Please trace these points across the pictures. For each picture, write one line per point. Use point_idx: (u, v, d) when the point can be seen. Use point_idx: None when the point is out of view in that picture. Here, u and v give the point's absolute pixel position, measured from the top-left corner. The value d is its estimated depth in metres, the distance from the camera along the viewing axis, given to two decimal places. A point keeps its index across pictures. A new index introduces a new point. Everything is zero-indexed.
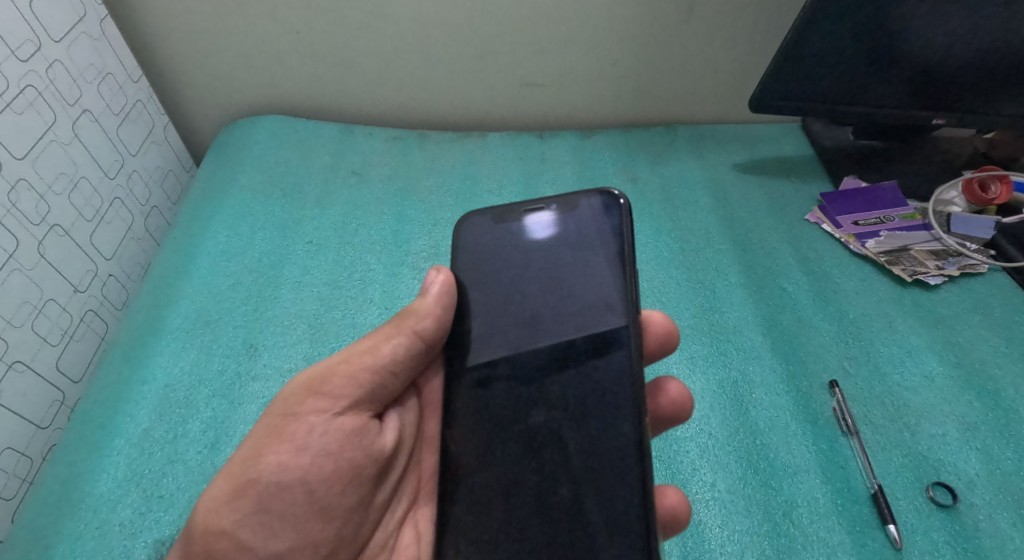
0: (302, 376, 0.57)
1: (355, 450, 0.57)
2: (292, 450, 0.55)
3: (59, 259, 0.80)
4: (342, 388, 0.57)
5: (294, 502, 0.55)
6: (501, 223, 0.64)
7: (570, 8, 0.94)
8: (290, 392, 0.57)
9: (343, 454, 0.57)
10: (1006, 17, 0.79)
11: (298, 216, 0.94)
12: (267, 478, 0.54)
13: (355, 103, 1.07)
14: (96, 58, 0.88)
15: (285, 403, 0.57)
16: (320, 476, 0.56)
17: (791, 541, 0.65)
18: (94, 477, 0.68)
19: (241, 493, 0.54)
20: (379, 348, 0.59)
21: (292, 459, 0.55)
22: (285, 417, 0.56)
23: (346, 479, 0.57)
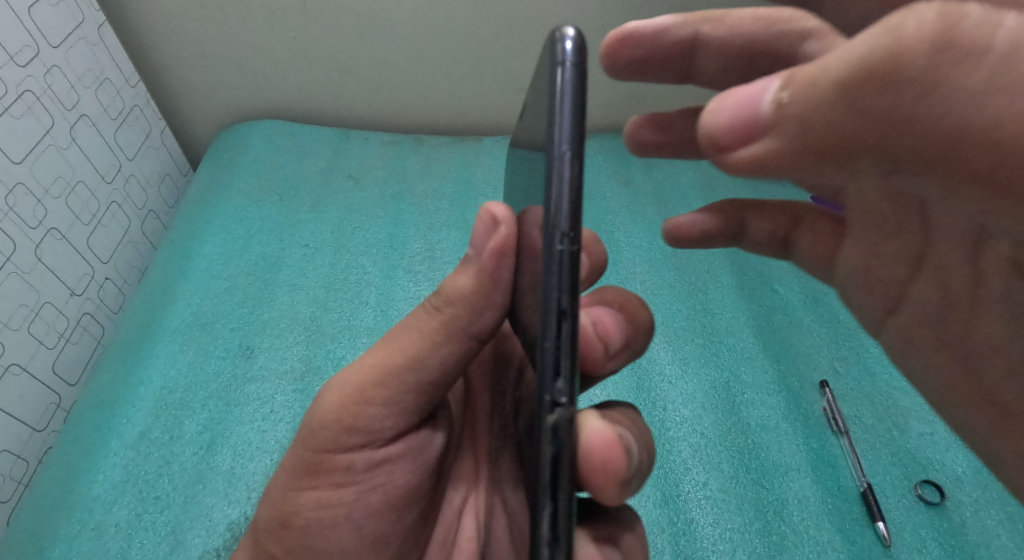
0: (333, 395, 0.48)
1: (408, 475, 0.50)
2: (336, 484, 0.48)
3: (55, 263, 0.81)
4: (384, 411, 0.48)
5: (342, 541, 0.48)
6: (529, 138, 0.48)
7: (563, 15, 0.96)
8: (319, 421, 0.48)
9: (393, 483, 0.49)
10: None
11: (294, 219, 0.94)
12: (309, 513, 0.48)
13: (351, 107, 1.08)
14: (94, 63, 0.89)
15: (314, 437, 0.48)
16: (365, 511, 0.49)
17: (781, 540, 0.66)
18: (91, 478, 0.69)
19: (285, 525, 0.48)
20: (424, 356, 0.47)
21: (334, 495, 0.48)
22: (318, 453, 0.48)
23: (397, 510, 0.50)
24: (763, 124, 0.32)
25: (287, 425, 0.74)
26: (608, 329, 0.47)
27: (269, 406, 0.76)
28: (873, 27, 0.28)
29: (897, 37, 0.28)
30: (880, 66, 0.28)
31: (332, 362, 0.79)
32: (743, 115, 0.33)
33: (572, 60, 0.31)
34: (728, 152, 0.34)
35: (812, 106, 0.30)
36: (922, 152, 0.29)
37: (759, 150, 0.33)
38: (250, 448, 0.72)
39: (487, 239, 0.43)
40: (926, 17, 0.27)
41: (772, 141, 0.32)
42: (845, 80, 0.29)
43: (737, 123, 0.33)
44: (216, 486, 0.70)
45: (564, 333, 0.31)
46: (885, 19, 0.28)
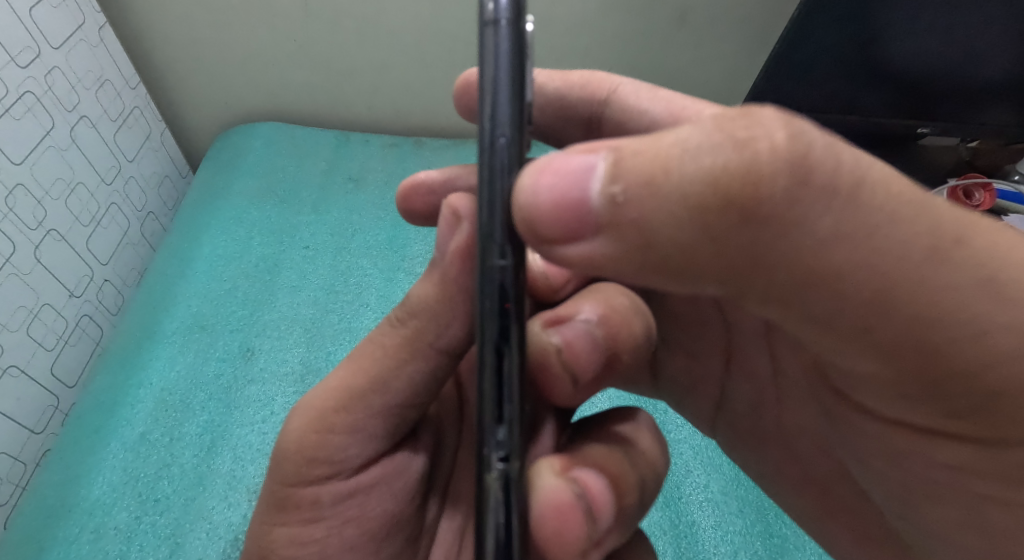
0: (297, 422, 0.47)
1: (384, 504, 0.49)
2: (306, 520, 0.47)
3: (54, 264, 0.80)
4: (345, 441, 0.47)
5: None
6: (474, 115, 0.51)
7: (565, 20, 0.96)
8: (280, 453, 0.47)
9: (367, 515, 0.49)
10: (990, 29, 0.81)
11: (294, 221, 0.94)
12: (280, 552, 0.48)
13: (351, 109, 1.08)
14: (94, 65, 0.89)
15: (280, 472, 0.47)
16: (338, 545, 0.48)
17: (783, 541, 0.67)
18: (89, 481, 0.69)
19: None
20: (389, 383, 0.46)
21: (304, 531, 0.48)
22: (285, 488, 0.47)
23: (379, 537, 0.50)
24: (594, 218, 0.31)
25: None
26: (579, 354, 0.47)
27: (269, 408, 0.75)
28: (721, 136, 0.29)
29: (751, 159, 0.29)
30: (734, 192, 0.29)
31: (332, 364, 0.79)
32: (568, 197, 0.31)
33: (506, 18, 0.32)
34: (555, 247, 0.33)
35: (653, 212, 0.30)
36: (785, 273, 0.31)
37: (593, 248, 0.32)
38: (250, 450, 0.72)
39: (451, 235, 0.42)
40: (778, 141, 0.29)
41: (607, 241, 0.32)
42: (689, 201, 0.30)
43: (561, 208, 0.32)
44: (217, 488, 0.70)
45: (504, 352, 0.34)
46: (733, 125, 0.29)
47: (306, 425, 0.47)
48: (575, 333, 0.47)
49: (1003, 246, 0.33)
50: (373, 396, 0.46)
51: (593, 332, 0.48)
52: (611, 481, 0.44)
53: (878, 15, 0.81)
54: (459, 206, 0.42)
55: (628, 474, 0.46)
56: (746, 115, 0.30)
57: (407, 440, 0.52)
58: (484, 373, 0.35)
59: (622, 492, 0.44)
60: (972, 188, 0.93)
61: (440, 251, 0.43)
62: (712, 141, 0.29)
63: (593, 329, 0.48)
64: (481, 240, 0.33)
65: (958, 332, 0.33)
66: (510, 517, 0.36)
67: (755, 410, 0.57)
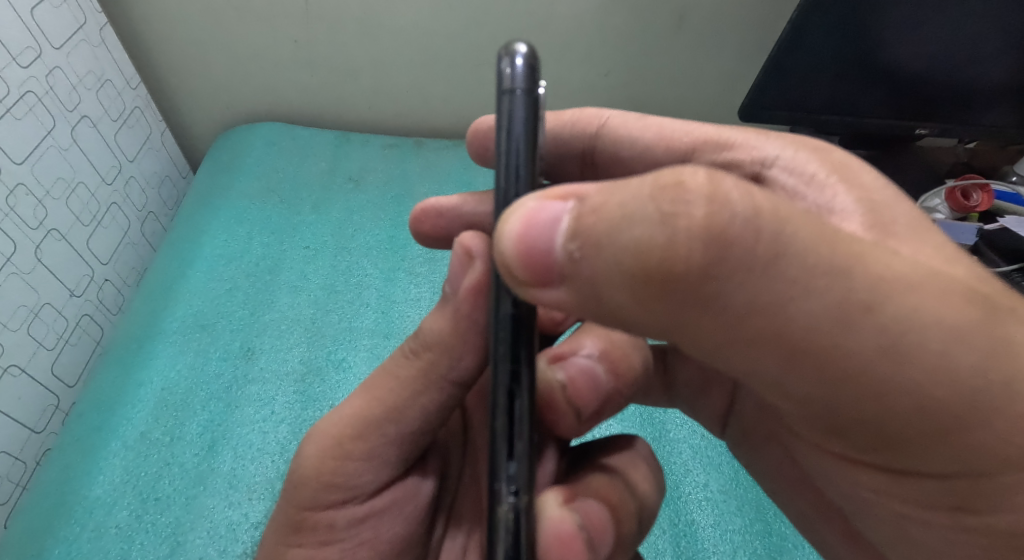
0: (314, 447, 0.49)
1: (396, 524, 0.51)
2: (322, 540, 0.50)
3: (55, 264, 0.80)
4: (360, 468, 0.49)
5: None
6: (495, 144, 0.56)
7: (564, 19, 0.96)
8: (298, 476, 0.49)
9: (380, 537, 0.51)
10: (988, 27, 0.81)
11: (294, 221, 0.95)
12: None
13: (351, 109, 1.09)
14: (95, 65, 0.89)
15: (296, 494, 0.49)
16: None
17: (782, 540, 0.67)
18: (90, 480, 0.69)
19: None
20: (404, 412, 0.48)
21: (320, 551, 0.50)
22: (301, 509, 0.49)
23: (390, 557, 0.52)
24: (556, 269, 0.35)
25: (288, 426, 0.74)
26: (583, 390, 0.55)
27: (269, 407, 0.76)
28: (651, 209, 0.32)
29: (672, 234, 0.32)
30: (661, 265, 0.32)
31: (333, 364, 0.80)
32: (535, 248, 0.35)
33: (521, 88, 0.37)
34: (526, 290, 0.36)
35: (602, 270, 0.34)
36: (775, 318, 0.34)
37: (559, 294, 0.36)
38: (251, 450, 0.72)
39: (463, 272, 0.45)
40: (696, 218, 0.32)
41: (568, 290, 0.35)
42: (627, 267, 0.33)
43: (529, 259, 0.35)
44: (217, 487, 0.70)
45: (516, 395, 0.40)
46: (662, 197, 0.32)
47: (323, 450, 0.49)
48: (580, 373, 0.55)
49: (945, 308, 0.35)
50: (388, 424, 0.48)
51: (596, 371, 0.56)
52: (612, 510, 0.49)
53: (875, 14, 0.82)
54: (472, 245, 0.45)
55: (626, 504, 0.50)
56: (675, 182, 0.32)
57: (416, 464, 0.54)
58: (498, 413, 0.40)
59: (620, 518, 0.49)
60: (971, 189, 0.93)
61: (451, 287, 0.45)
62: (642, 212, 0.32)
63: (595, 369, 0.56)
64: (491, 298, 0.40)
65: (943, 358, 0.35)
66: (519, 539, 0.41)
67: (755, 410, 0.57)
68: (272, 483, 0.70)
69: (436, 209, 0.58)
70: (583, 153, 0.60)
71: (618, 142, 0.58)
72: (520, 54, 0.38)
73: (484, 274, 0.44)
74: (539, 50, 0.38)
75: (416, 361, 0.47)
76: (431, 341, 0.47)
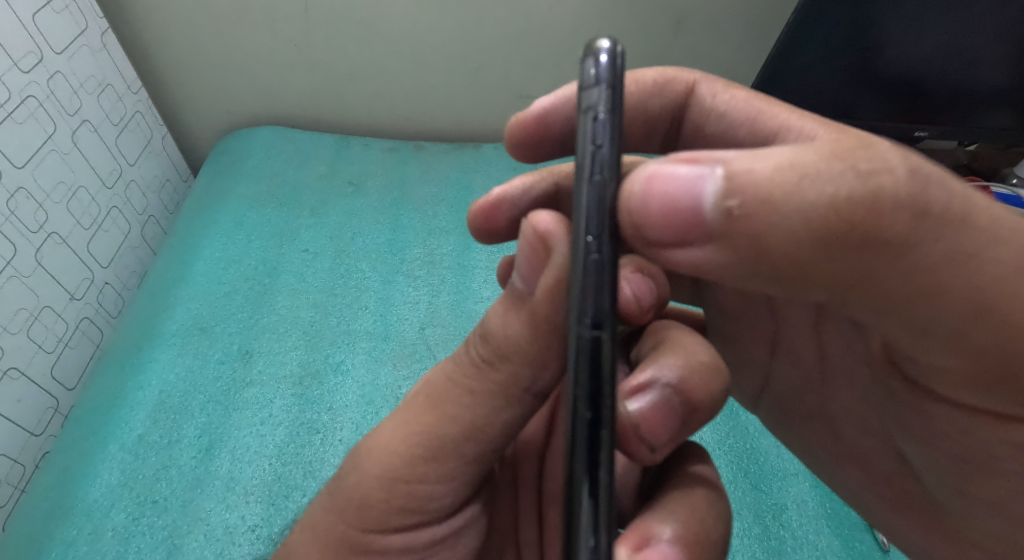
0: None
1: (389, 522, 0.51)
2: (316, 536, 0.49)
3: (56, 267, 0.81)
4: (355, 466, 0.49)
5: None
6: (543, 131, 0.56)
7: (563, 23, 0.96)
8: None
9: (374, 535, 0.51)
10: (994, 30, 0.81)
11: (294, 224, 0.95)
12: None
13: (352, 114, 1.09)
14: (96, 69, 0.90)
15: None
16: None
17: (781, 544, 0.68)
18: (87, 482, 0.69)
19: None
20: (404, 412, 0.49)
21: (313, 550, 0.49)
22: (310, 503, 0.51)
23: None
24: (707, 226, 0.37)
25: (286, 428, 0.74)
26: (658, 424, 0.47)
27: (267, 410, 0.76)
28: (847, 170, 0.35)
29: (877, 191, 0.35)
30: (858, 215, 0.35)
31: (330, 367, 0.80)
32: (679, 205, 0.37)
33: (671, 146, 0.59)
34: (666, 249, 0.39)
35: (765, 224, 0.36)
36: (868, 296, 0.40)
37: (703, 253, 0.38)
38: (248, 452, 0.72)
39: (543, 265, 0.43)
40: (900, 175, 0.35)
41: (717, 247, 0.37)
42: (814, 217, 0.35)
43: (671, 214, 0.37)
44: (215, 490, 0.70)
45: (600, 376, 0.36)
46: (856, 159, 0.35)
47: None
48: (643, 376, 0.48)
49: None
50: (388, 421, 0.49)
51: (670, 395, 0.47)
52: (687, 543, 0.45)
53: (875, 17, 0.81)
54: (546, 232, 0.42)
55: (702, 525, 0.47)
56: (866, 147, 0.36)
57: None
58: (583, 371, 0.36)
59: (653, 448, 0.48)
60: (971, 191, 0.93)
61: (528, 286, 0.44)
62: (833, 170, 0.35)
63: (668, 391, 0.47)
64: (576, 244, 0.36)
65: None
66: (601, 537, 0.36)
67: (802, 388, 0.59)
68: (271, 486, 0.70)
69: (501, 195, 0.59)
70: (671, 124, 0.58)
71: (703, 112, 0.55)
72: (605, 50, 0.37)
73: (559, 268, 0.41)
74: (622, 46, 0.38)
75: (491, 384, 0.46)
76: (508, 352, 0.45)
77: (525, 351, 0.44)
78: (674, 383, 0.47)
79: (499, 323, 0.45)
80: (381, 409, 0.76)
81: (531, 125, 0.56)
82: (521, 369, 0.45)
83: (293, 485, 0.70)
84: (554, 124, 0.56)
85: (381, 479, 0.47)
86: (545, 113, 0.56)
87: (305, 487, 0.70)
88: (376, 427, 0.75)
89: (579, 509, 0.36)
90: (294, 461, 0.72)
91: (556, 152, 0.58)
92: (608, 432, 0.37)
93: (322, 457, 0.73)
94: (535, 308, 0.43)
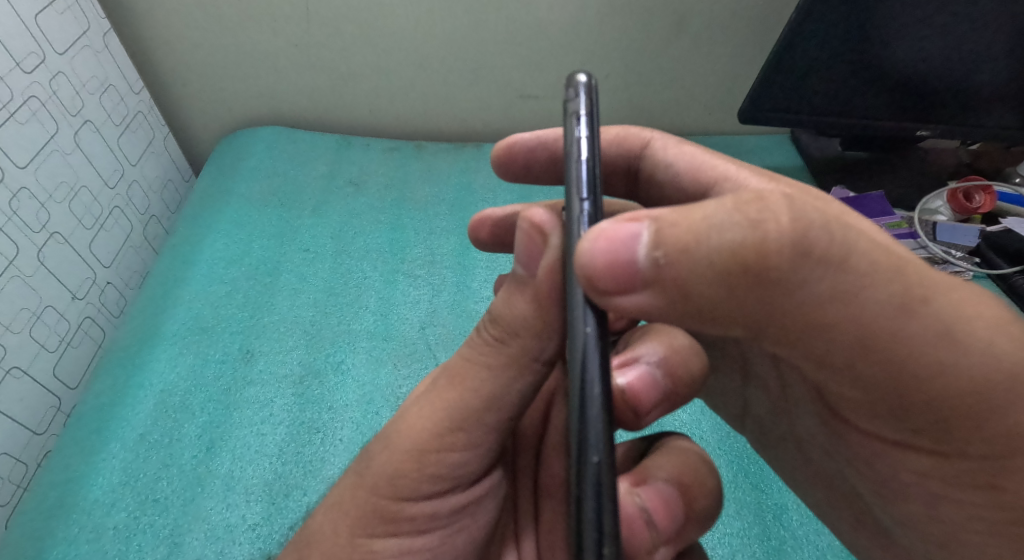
0: None
1: None
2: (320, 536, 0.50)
3: (58, 267, 0.81)
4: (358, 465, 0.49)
5: None
6: (527, 156, 0.62)
7: (564, 21, 0.96)
8: None
9: None
10: (998, 26, 0.80)
11: (295, 224, 0.95)
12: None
13: (353, 114, 1.09)
14: (98, 70, 0.90)
15: None
16: None
17: (780, 544, 0.68)
18: (89, 481, 0.69)
19: None
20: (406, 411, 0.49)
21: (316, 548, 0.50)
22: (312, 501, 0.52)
23: None
24: (640, 277, 0.37)
25: (286, 427, 0.75)
26: (641, 392, 0.53)
27: (267, 409, 0.76)
28: (739, 219, 0.36)
29: (765, 237, 0.36)
30: (751, 260, 0.36)
31: (331, 366, 0.80)
32: (620, 261, 0.37)
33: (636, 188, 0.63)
34: (607, 298, 0.38)
35: (688, 271, 0.37)
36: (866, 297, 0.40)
37: (643, 301, 0.39)
38: (249, 451, 0.73)
39: (538, 250, 0.44)
40: (782, 222, 0.36)
41: (650, 295, 0.38)
42: (723, 264, 0.36)
43: (615, 272, 0.37)
44: (215, 488, 0.70)
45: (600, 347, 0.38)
46: (747, 209, 0.36)
47: None
48: (631, 354, 0.55)
49: (966, 287, 0.41)
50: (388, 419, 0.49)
51: (653, 368, 0.54)
52: (682, 487, 0.50)
53: (876, 15, 0.81)
54: (542, 223, 0.44)
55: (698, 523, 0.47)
56: (755, 197, 0.37)
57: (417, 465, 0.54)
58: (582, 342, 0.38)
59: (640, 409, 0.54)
60: (972, 190, 0.92)
61: (529, 272, 0.44)
62: (731, 221, 0.36)
63: (651, 364, 0.54)
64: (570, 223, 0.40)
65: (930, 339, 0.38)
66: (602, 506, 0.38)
67: None
68: (271, 486, 0.70)
69: (493, 217, 0.64)
70: (628, 168, 0.62)
71: (655, 164, 0.59)
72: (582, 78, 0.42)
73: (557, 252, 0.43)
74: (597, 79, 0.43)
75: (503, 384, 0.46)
76: (518, 329, 0.46)
77: (533, 326, 0.45)
78: (656, 360, 0.54)
79: (513, 322, 0.46)
80: (382, 409, 0.76)
81: (500, 153, 0.62)
82: (527, 339, 0.46)
83: (293, 484, 0.71)
84: (516, 151, 0.62)
85: (383, 475, 0.48)
86: (512, 143, 0.62)
87: (305, 486, 0.71)
88: (376, 427, 0.75)
89: (586, 479, 0.38)
90: (295, 460, 0.72)
91: (524, 173, 0.63)
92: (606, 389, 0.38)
93: (323, 455, 0.73)
94: (538, 287, 0.44)
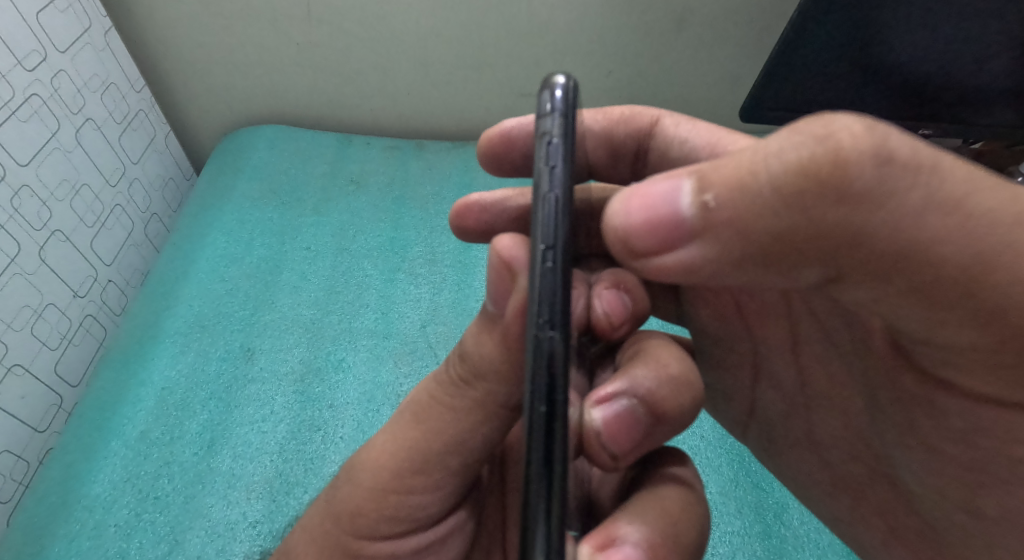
0: None
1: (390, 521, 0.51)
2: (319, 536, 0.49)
3: (59, 264, 0.81)
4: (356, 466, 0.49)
5: None
6: (519, 138, 0.59)
7: (566, 20, 0.96)
8: None
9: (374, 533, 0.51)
10: (1001, 25, 0.80)
11: (296, 223, 0.95)
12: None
13: (353, 112, 1.09)
14: (100, 68, 0.90)
15: None
16: None
17: (781, 542, 0.68)
18: (91, 478, 0.69)
19: None
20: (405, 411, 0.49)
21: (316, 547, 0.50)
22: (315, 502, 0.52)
23: None
24: (687, 227, 0.35)
25: (287, 426, 0.74)
26: (619, 431, 0.46)
27: (268, 407, 0.76)
28: (803, 135, 0.32)
29: (832, 151, 0.31)
30: (826, 175, 0.31)
31: (332, 364, 0.80)
32: (660, 217, 0.35)
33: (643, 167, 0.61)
34: (649, 261, 0.36)
35: (748, 208, 0.33)
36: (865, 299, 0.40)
37: (691, 253, 0.35)
38: (250, 449, 0.73)
39: (503, 283, 0.42)
40: (857, 130, 0.31)
41: (702, 244, 0.35)
42: (782, 184, 0.32)
43: (654, 228, 0.35)
44: (216, 486, 0.70)
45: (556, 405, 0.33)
46: (801, 127, 0.32)
47: None
48: (614, 386, 0.47)
49: None
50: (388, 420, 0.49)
51: (636, 405, 0.46)
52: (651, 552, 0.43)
53: (877, 14, 0.81)
54: (510, 257, 0.42)
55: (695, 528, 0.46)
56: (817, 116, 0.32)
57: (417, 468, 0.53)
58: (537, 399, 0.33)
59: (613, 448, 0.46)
60: None
61: (499, 309, 0.43)
62: (791, 142, 0.32)
63: (635, 401, 0.46)
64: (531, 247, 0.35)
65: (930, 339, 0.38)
66: None
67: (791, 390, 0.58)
68: (272, 484, 0.70)
69: (481, 203, 0.60)
70: (635, 152, 0.60)
71: (668, 142, 0.58)
72: (561, 80, 0.37)
73: (523, 291, 0.40)
74: (576, 79, 0.38)
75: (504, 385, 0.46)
76: (483, 371, 0.45)
77: (499, 370, 0.44)
78: (642, 394, 0.47)
79: None
80: (382, 407, 0.76)
81: (494, 139, 0.59)
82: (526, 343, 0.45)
83: (294, 482, 0.71)
84: (507, 138, 0.59)
85: (384, 477, 0.48)
86: (508, 131, 0.59)
87: (306, 483, 0.71)
88: (377, 425, 0.75)
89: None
90: (296, 458, 0.72)
91: (518, 165, 0.61)
92: (560, 448, 0.33)
93: (323, 453, 0.73)
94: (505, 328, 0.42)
